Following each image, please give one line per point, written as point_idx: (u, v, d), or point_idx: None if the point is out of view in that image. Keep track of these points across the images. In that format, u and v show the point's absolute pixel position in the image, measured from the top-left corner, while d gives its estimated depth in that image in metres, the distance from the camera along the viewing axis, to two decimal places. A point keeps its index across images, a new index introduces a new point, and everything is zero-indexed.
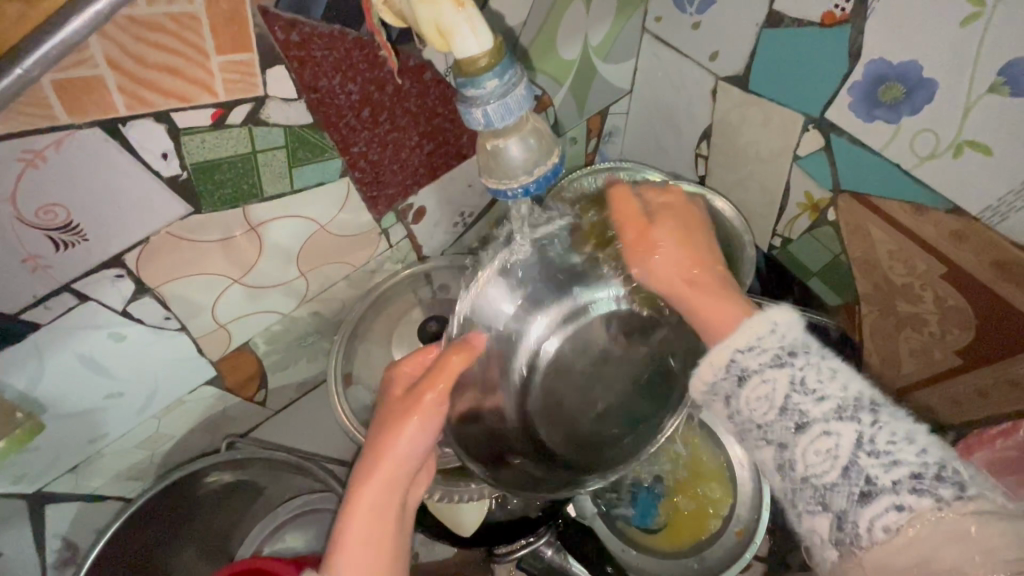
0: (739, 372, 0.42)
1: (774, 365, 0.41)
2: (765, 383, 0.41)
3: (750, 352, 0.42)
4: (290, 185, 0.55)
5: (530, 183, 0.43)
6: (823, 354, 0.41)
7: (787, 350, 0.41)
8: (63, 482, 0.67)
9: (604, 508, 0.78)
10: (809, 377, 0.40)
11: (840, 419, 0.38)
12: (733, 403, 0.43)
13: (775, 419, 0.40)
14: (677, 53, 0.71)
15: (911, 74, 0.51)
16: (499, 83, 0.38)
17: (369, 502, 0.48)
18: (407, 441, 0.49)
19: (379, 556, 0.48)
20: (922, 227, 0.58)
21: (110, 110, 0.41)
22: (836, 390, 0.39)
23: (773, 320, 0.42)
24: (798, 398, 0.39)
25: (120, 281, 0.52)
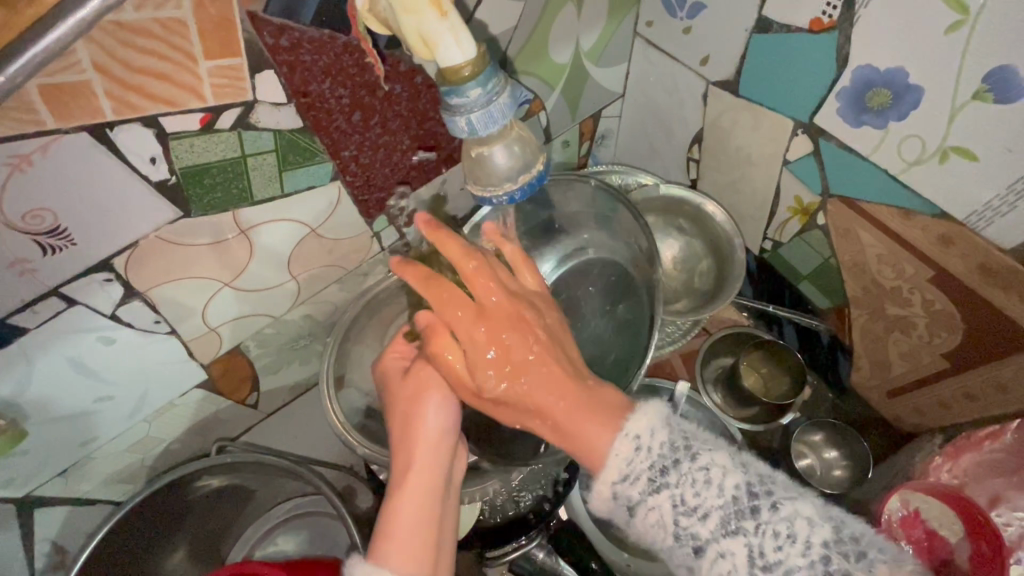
0: (625, 502, 0.44)
1: (652, 490, 0.43)
2: (652, 509, 0.43)
3: (628, 483, 0.43)
4: (281, 189, 0.55)
5: (514, 190, 0.44)
6: (695, 454, 0.43)
7: (657, 469, 0.43)
8: (52, 486, 0.67)
9: (596, 511, 0.76)
10: (687, 495, 0.42)
11: (727, 534, 0.40)
12: (634, 514, 0.44)
13: (675, 544, 0.42)
14: (668, 58, 0.71)
15: (897, 80, 0.52)
16: (481, 92, 0.38)
17: (409, 489, 0.48)
18: (431, 415, 0.49)
19: (427, 538, 0.47)
20: (910, 231, 0.58)
21: (98, 115, 0.41)
22: (714, 498, 0.41)
23: (636, 434, 0.44)
24: (685, 522, 0.42)
25: (108, 285, 0.52)
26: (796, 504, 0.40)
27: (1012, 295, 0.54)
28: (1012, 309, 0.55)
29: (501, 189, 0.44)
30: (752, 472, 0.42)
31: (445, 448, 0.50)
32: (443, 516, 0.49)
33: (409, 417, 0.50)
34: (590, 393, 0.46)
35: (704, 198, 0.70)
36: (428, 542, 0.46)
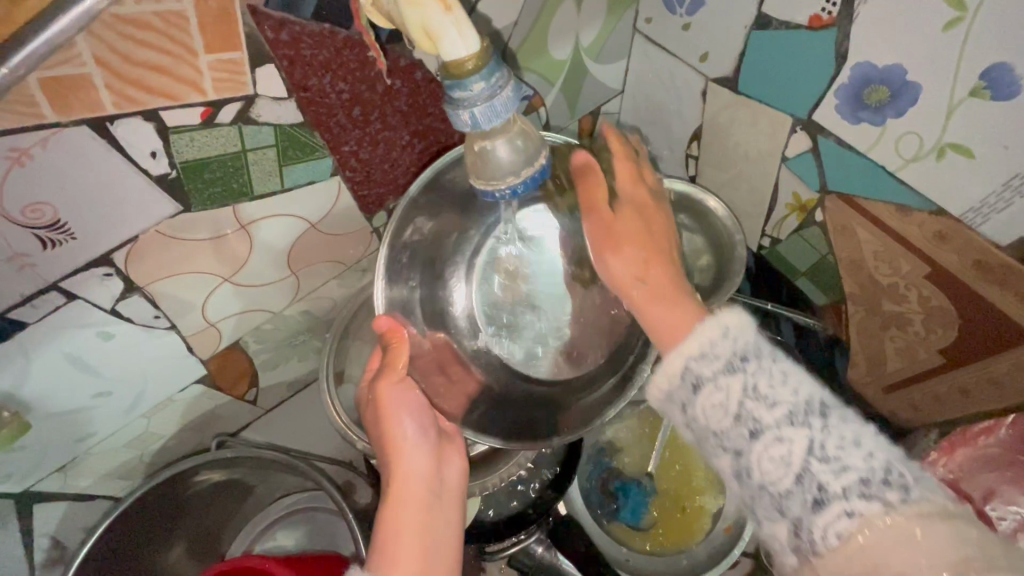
0: (693, 379, 0.43)
1: (726, 372, 0.42)
2: (718, 391, 0.42)
3: (704, 360, 0.43)
4: (281, 183, 0.55)
5: (517, 185, 0.44)
6: (774, 356, 0.42)
7: (738, 355, 0.42)
8: (52, 481, 0.67)
9: (594, 505, 0.78)
10: (761, 383, 0.40)
11: (792, 425, 0.39)
12: (695, 397, 0.43)
13: (731, 425, 0.41)
14: (667, 54, 0.71)
15: (895, 77, 0.52)
16: (485, 85, 0.38)
17: (395, 500, 0.49)
18: (398, 425, 0.52)
19: (419, 543, 0.47)
20: (907, 228, 0.59)
21: (97, 109, 0.41)
22: (785, 394, 0.40)
23: (725, 325, 0.43)
24: (752, 405, 0.40)
25: (108, 279, 0.52)
26: (864, 425, 0.39)
27: (1007, 290, 0.55)
28: (1008, 306, 0.56)
29: (503, 184, 0.44)
30: (825, 390, 0.40)
31: (421, 454, 0.52)
32: (438, 518, 0.50)
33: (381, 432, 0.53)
34: (671, 294, 0.49)
35: (707, 193, 0.69)
36: (419, 546, 0.47)
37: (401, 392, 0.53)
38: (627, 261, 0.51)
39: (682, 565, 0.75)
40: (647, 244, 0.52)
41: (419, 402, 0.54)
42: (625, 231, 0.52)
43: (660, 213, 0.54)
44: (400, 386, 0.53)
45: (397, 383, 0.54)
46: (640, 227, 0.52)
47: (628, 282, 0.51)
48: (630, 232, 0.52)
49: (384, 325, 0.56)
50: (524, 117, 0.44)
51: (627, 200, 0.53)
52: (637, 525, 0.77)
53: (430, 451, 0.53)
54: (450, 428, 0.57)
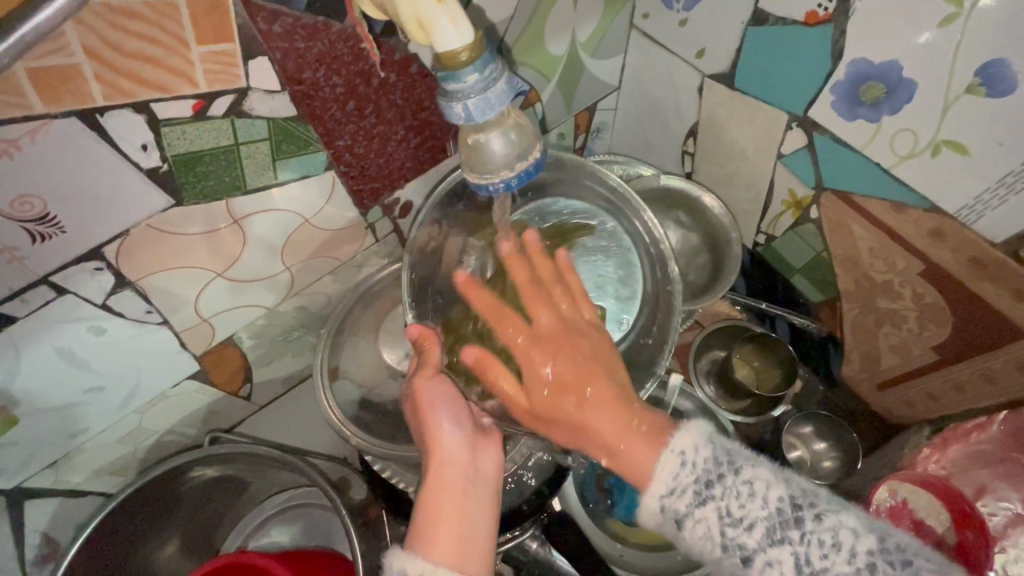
0: (673, 516, 0.44)
1: (698, 503, 0.43)
2: (699, 523, 0.43)
3: (674, 497, 0.44)
4: (274, 178, 0.55)
5: (511, 178, 0.44)
6: (738, 470, 0.43)
7: (703, 483, 0.43)
8: (43, 477, 0.66)
9: (588, 501, 0.78)
10: (732, 507, 0.42)
11: (773, 543, 0.41)
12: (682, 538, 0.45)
13: (724, 554, 0.43)
14: (664, 50, 0.71)
15: (891, 73, 0.52)
16: (479, 77, 0.37)
17: (429, 492, 0.50)
18: (434, 418, 0.52)
19: (452, 533, 0.48)
20: (902, 225, 0.59)
21: (87, 100, 0.41)
22: (759, 510, 0.41)
23: (680, 451, 0.45)
24: (732, 533, 0.42)
25: (99, 274, 0.51)
26: (846, 518, 0.40)
27: (1001, 288, 0.55)
28: (1002, 303, 0.56)
29: (498, 177, 0.44)
30: (796, 486, 0.42)
31: (457, 445, 0.51)
32: (473, 512, 0.50)
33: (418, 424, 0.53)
34: (617, 433, 0.47)
35: (702, 190, 0.71)
36: (452, 534, 0.48)
37: (438, 385, 0.53)
38: (574, 404, 0.49)
39: (676, 560, 0.75)
40: (582, 364, 0.50)
41: (457, 397, 0.53)
42: (559, 370, 0.50)
43: (575, 333, 0.52)
44: (436, 381, 0.53)
45: (434, 378, 0.54)
46: (571, 364, 0.50)
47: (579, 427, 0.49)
48: (565, 373, 0.50)
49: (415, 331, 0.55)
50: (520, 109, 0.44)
51: (545, 339, 0.51)
52: (631, 521, 0.77)
53: (469, 447, 0.52)
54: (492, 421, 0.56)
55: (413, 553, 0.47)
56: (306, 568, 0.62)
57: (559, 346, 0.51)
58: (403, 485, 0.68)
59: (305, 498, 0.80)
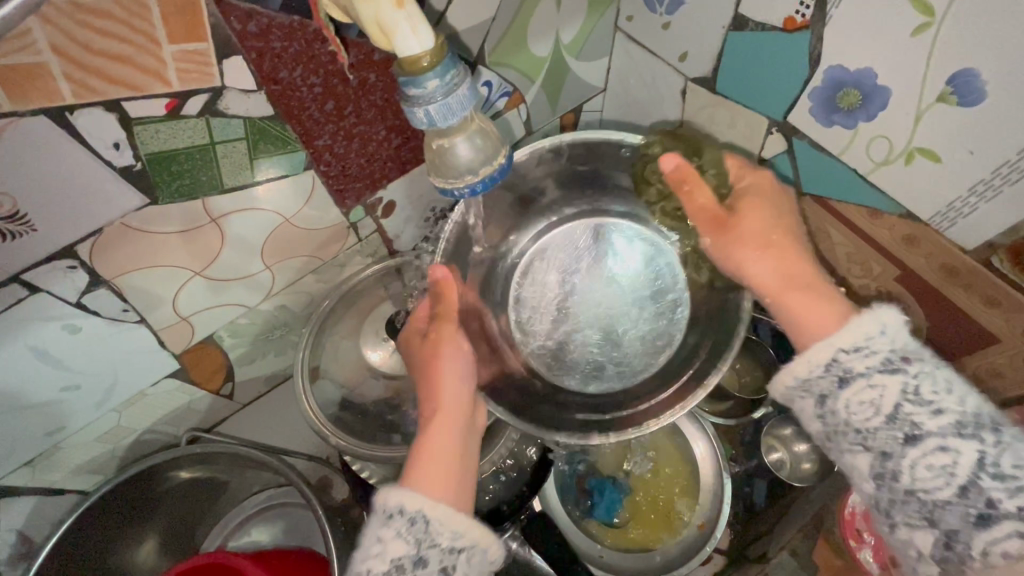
0: (840, 372, 0.46)
1: (885, 371, 0.44)
2: (873, 387, 0.44)
3: (858, 355, 0.45)
4: (252, 177, 0.55)
5: (476, 183, 0.44)
6: (937, 365, 0.44)
7: (899, 355, 0.44)
8: (19, 475, 0.66)
9: (568, 500, 0.78)
10: (924, 389, 0.43)
11: (959, 435, 0.41)
12: (828, 405, 0.47)
13: (884, 427, 0.44)
14: (648, 53, 0.71)
15: (867, 80, 0.52)
16: (441, 82, 0.37)
17: (434, 427, 0.53)
18: (449, 363, 0.56)
19: (447, 466, 0.51)
20: (878, 231, 0.60)
21: (55, 98, 0.40)
22: (952, 403, 0.42)
23: (884, 323, 0.45)
24: (911, 408, 0.43)
25: (73, 272, 0.51)
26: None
27: (973, 294, 0.56)
28: (973, 310, 0.56)
29: (463, 182, 0.44)
30: (989, 407, 0.43)
31: (462, 392, 0.56)
32: (465, 451, 0.54)
33: (430, 368, 0.57)
34: (809, 283, 0.51)
35: None
36: (448, 472, 0.51)
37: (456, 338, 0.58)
38: (755, 247, 0.53)
39: (655, 562, 0.76)
40: (787, 231, 0.54)
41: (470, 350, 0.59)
42: (755, 225, 0.54)
43: (785, 211, 0.55)
44: (457, 335, 0.58)
45: (454, 330, 0.58)
46: (773, 225, 0.53)
47: (753, 266, 0.53)
48: (758, 227, 0.53)
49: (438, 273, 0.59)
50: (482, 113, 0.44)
51: (748, 202, 0.55)
52: (611, 522, 0.78)
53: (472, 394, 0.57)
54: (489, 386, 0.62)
55: (410, 487, 0.48)
56: (283, 568, 0.62)
57: (759, 218, 0.54)
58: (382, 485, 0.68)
59: (286, 496, 0.80)
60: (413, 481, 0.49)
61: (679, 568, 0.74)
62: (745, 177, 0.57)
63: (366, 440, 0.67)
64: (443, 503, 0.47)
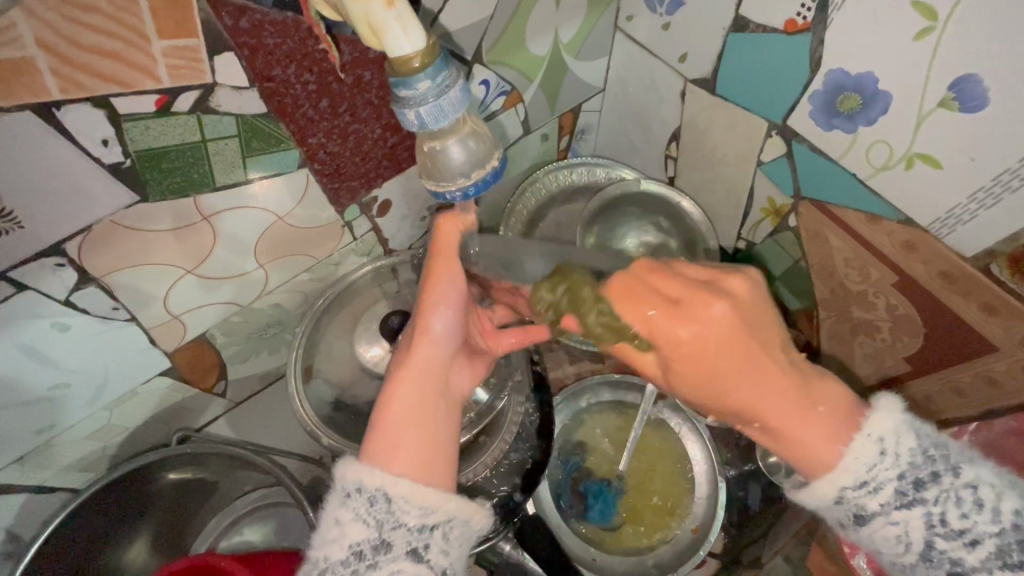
0: (856, 509, 0.46)
1: (902, 505, 0.45)
2: (896, 524, 0.45)
3: (865, 491, 0.46)
4: (244, 174, 0.54)
5: (469, 186, 0.43)
6: (957, 474, 0.44)
7: (913, 483, 0.44)
8: (8, 473, 0.65)
9: (562, 504, 0.78)
10: (950, 512, 0.43)
11: (1001, 564, 0.42)
12: (854, 534, 0.48)
13: (920, 562, 0.45)
14: (647, 53, 0.71)
15: (868, 84, 0.52)
16: (432, 84, 0.37)
17: (399, 389, 0.49)
18: (437, 315, 0.51)
19: (412, 438, 0.48)
20: (876, 236, 0.59)
21: (42, 93, 0.40)
22: (986, 523, 0.43)
23: (877, 437, 0.46)
24: (944, 542, 0.44)
25: (61, 270, 0.50)
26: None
27: (971, 302, 0.55)
28: (971, 317, 0.56)
29: (455, 185, 0.43)
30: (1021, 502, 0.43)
31: (444, 351, 0.51)
32: (438, 420, 0.49)
33: (421, 318, 0.52)
34: (791, 413, 0.48)
35: (680, 195, 0.71)
36: (415, 440, 0.48)
37: (450, 284, 0.51)
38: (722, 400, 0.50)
39: (647, 565, 0.75)
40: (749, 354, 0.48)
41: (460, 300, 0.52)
42: (727, 376, 0.48)
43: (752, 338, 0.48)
44: (452, 280, 0.51)
45: (449, 275, 0.51)
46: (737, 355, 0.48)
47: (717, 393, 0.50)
48: (732, 372, 0.48)
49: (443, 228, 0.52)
50: (476, 115, 0.43)
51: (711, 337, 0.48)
52: (606, 525, 0.77)
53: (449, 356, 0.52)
54: (487, 341, 0.58)
55: (369, 456, 0.46)
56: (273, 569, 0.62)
57: (744, 375, 0.49)
58: None
59: (279, 496, 0.79)
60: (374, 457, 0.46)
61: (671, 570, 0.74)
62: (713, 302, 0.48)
63: (360, 440, 0.67)
64: (401, 473, 0.45)
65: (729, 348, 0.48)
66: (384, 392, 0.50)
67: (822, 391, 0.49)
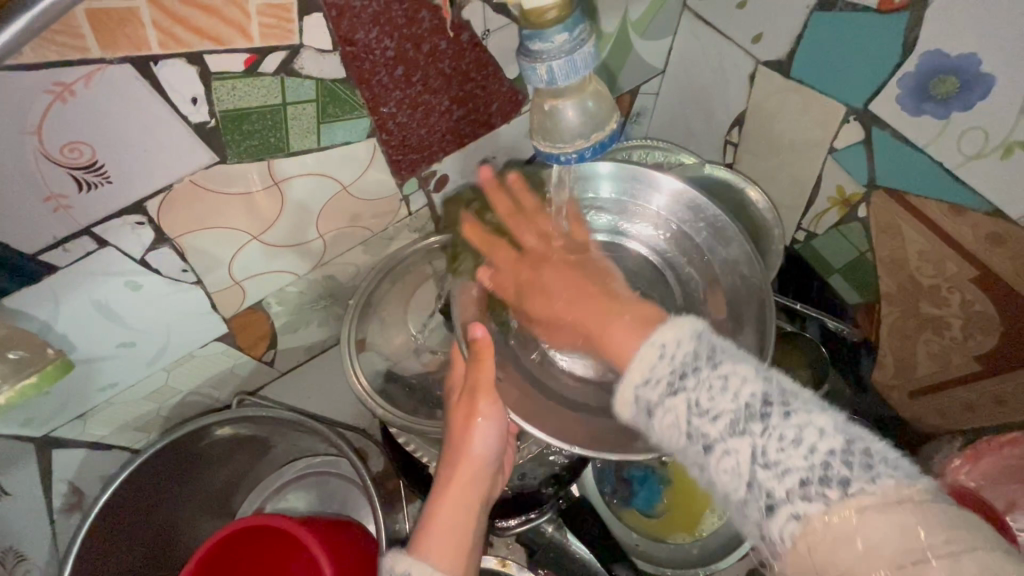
0: (645, 406, 0.42)
1: (670, 393, 0.41)
2: (668, 412, 0.41)
3: (649, 386, 0.42)
4: (317, 141, 0.54)
5: (585, 149, 0.44)
6: (717, 363, 0.41)
7: (677, 373, 0.41)
8: (70, 428, 0.67)
9: (607, 489, 0.78)
10: (702, 398, 0.40)
11: (734, 435, 0.38)
12: (649, 427, 0.43)
13: (687, 443, 0.40)
14: (717, 34, 0.68)
15: (968, 66, 0.49)
16: (569, 38, 0.37)
17: (449, 497, 0.53)
18: (479, 436, 0.54)
19: (453, 544, 0.50)
20: (959, 229, 0.57)
21: (142, 46, 0.40)
22: (727, 403, 0.39)
23: (661, 343, 0.43)
24: (698, 422, 0.39)
25: (140, 228, 0.51)
26: (818, 415, 0.37)
27: None
28: None
29: (570, 148, 0.44)
30: (774, 385, 0.39)
31: (484, 470, 0.55)
32: (474, 529, 0.53)
33: (462, 437, 0.54)
34: (609, 308, 0.51)
35: (748, 183, 0.69)
36: (457, 544, 0.50)
37: (491, 411, 0.54)
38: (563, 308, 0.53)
39: (693, 555, 0.76)
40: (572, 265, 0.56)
41: (502, 420, 0.55)
42: (558, 283, 0.55)
43: (580, 270, 0.56)
44: (495, 406, 0.54)
45: (490, 404, 0.54)
46: (575, 283, 0.54)
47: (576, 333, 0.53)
48: (563, 283, 0.54)
49: (478, 333, 0.53)
50: (597, 77, 0.45)
51: (523, 269, 0.57)
52: (650, 512, 0.78)
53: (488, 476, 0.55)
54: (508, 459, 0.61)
55: (419, 556, 0.48)
56: (329, 534, 0.63)
57: (568, 277, 0.55)
58: (425, 459, 0.68)
59: (325, 466, 0.81)
60: (421, 552, 0.49)
61: (719, 561, 0.73)
62: (524, 270, 0.57)
63: (411, 414, 0.66)
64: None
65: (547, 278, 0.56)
66: (434, 498, 0.53)
67: (631, 306, 0.50)
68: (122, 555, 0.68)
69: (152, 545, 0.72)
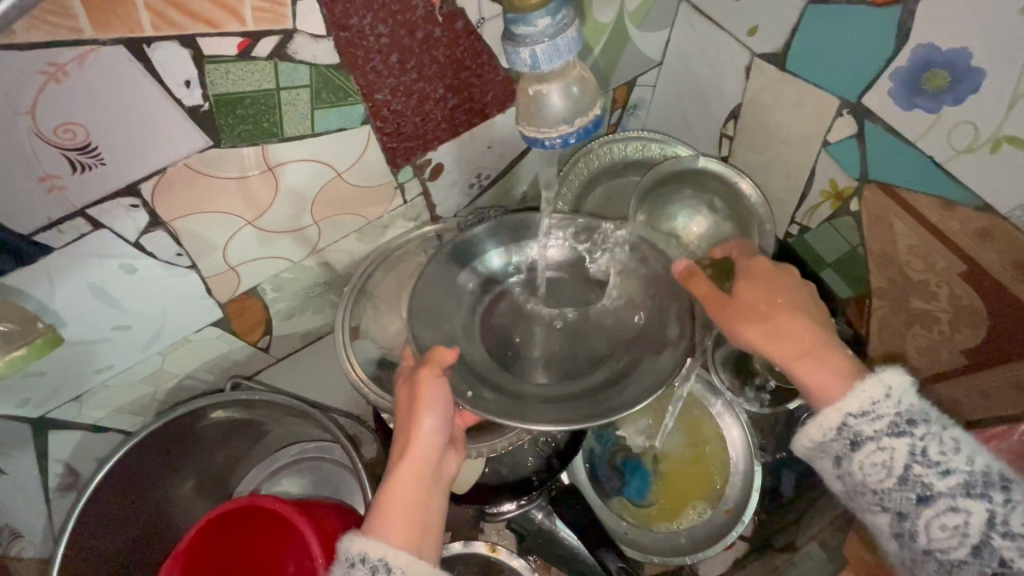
0: (851, 436, 0.49)
1: (892, 434, 0.47)
2: (883, 450, 0.47)
3: (865, 420, 0.48)
4: (311, 128, 0.54)
5: (569, 134, 0.45)
6: (944, 425, 0.47)
7: (904, 418, 0.47)
8: (66, 410, 0.67)
9: (597, 477, 0.79)
10: (933, 450, 0.46)
11: (969, 496, 0.44)
12: (845, 467, 0.50)
13: (898, 488, 0.46)
14: (714, 26, 0.68)
15: (959, 60, 0.50)
16: (551, 21, 0.38)
17: (401, 470, 0.51)
18: (426, 409, 0.53)
19: (409, 519, 0.50)
20: (947, 223, 0.58)
21: (136, 29, 0.41)
22: (960, 463, 0.45)
23: (888, 385, 0.49)
24: (920, 470, 0.45)
25: (134, 211, 0.51)
26: None
27: None
28: None
29: (555, 133, 0.45)
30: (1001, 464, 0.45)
31: (438, 442, 0.53)
32: (430, 504, 0.52)
33: (412, 413, 0.53)
34: (818, 350, 0.53)
35: (740, 176, 0.69)
36: (411, 521, 0.50)
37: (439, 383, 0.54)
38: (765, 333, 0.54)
39: (680, 543, 0.76)
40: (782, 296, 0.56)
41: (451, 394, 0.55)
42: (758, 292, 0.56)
43: (787, 282, 0.58)
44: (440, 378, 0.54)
45: (435, 377, 0.54)
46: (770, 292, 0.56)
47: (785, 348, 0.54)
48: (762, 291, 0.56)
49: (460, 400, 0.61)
50: (583, 64, 0.45)
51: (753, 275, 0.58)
52: (639, 501, 0.79)
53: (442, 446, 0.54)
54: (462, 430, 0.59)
55: (375, 535, 0.48)
56: (319, 518, 0.64)
57: (764, 285, 0.57)
58: None
59: (319, 452, 0.82)
60: (377, 532, 0.48)
61: (705, 549, 0.75)
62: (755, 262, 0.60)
63: None
64: (404, 554, 0.47)
65: (766, 284, 0.57)
66: (388, 475, 0.52)
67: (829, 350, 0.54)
68: (114, 533, 0.69)
69: (146, 525, 0.73)
